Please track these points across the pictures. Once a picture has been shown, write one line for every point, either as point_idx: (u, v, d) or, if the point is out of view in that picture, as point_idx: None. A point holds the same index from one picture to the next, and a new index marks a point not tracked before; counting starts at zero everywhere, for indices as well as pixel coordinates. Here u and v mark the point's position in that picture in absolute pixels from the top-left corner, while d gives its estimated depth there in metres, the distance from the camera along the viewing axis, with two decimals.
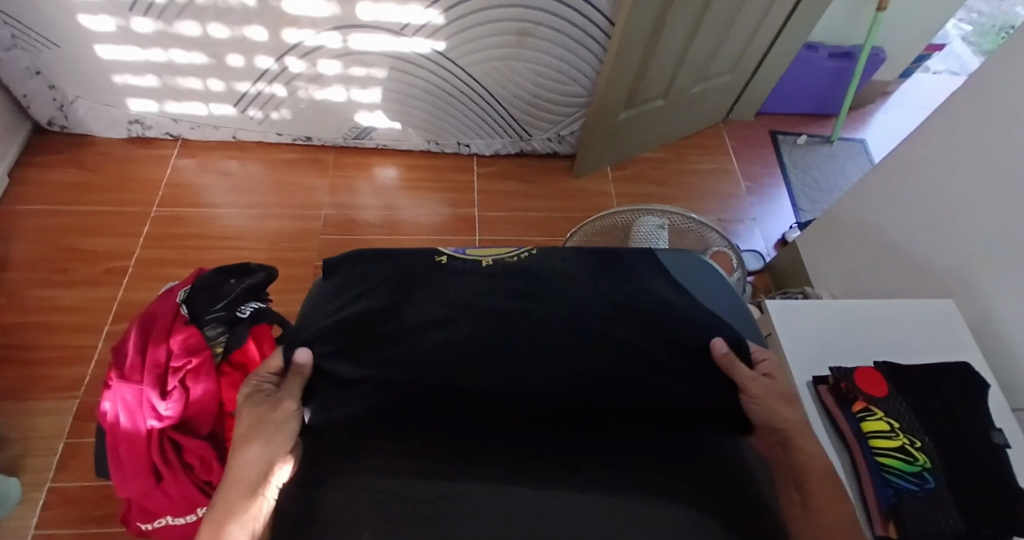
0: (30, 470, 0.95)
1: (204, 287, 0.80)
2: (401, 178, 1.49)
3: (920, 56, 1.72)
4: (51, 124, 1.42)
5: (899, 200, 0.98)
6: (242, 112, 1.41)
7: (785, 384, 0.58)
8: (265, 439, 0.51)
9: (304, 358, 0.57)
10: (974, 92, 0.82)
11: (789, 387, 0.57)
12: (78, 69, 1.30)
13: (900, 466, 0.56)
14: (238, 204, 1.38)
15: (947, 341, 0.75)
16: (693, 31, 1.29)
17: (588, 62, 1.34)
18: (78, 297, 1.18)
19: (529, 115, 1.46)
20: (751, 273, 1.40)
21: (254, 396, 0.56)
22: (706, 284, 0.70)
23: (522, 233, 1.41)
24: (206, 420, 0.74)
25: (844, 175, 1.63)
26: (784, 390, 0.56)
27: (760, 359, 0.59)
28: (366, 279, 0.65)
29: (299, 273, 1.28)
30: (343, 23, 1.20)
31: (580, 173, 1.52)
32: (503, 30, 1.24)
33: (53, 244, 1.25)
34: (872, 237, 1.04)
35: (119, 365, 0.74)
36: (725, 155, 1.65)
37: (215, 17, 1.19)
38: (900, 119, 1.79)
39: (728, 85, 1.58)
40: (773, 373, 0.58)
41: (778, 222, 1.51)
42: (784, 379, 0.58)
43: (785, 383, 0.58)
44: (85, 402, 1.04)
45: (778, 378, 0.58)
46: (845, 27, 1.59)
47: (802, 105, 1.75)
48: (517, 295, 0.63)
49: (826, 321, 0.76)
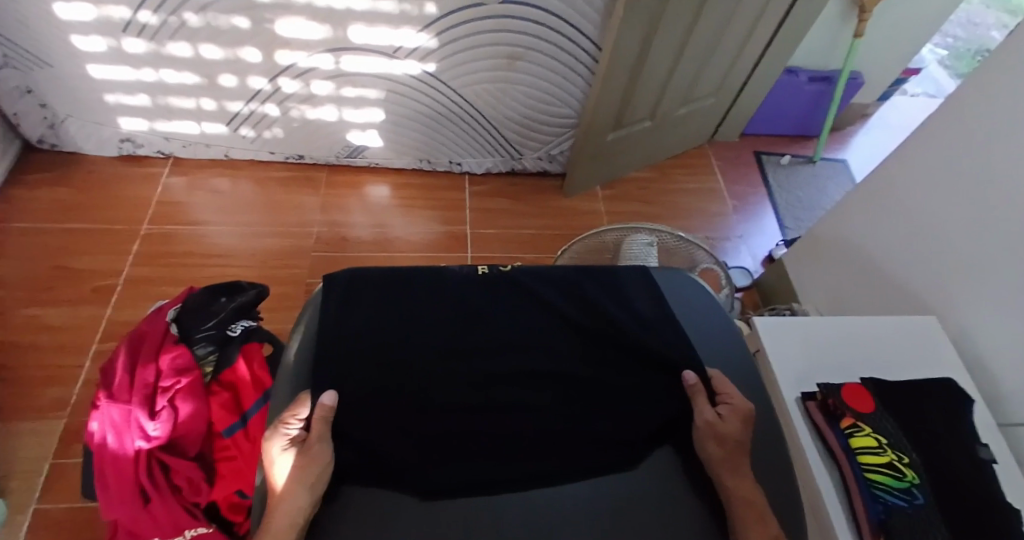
0: (11, 494, 0.92)
1: (195, 305, 0.80)
2: (393, 196, 1.50)
3: (896, 79, 1.78)
4: (41, 142, 1.41)
5: (879, 220, 1.01)
6: (234, 131, 1.42)
7: (736, 427, 0.54)
8: (290, 486, 0.47)
9: (328, 401, 0.53)
10: (947, 116, 0.86)
11: (738, 431, 0.53)
12: (70, 88, 1.30)
13: (888, 481, 0.56)
14: (230, 222, 1.38)
15: (930, 357, 0.77)
16: (678, 55, 1.33)
17: (577, 84, 1.37)
18: (65, 316, 1.16)
19: (520, 135, 1.49)
20: (739, 290, 1.42)
21: (279, 440, 0.51)
22: (696, 303, 0.71)
23: (515, 250, 1.42)
24: (194, 441, 0.72)
25: (827, 194, 1.67)
26: (724, 432, 0.53)
27: (727, 393, 0.59)
28: (365, 298, 0.64)
29: (290, 291, 1.27)
30: (337, 45, 1.22)
31: (571, 193, 1.55)
32: (494, 53, 1.27)
33: (39, 263, 1.24)
34: (854, 254, 1.07)
35: (107, 384, 0.73)
36: (712, 174, 1.69)
37: (209, 38, 1.20)
38: (880, 139, 1.85)
39: (713, 107, 1.63)
40: (728, 417, 0.55)
41: (765, 240, 1.54)
42: (737, 424, 0.54)
43: (737, 428, 0.54)
44: (70, 423, 1.02)
45: (728, 422, 0.54)
46: (823, 53, 1.65)
47: (786, 126, 1.80)
48: (509, 318, 0.65)
49: (811, 337, 0.77)
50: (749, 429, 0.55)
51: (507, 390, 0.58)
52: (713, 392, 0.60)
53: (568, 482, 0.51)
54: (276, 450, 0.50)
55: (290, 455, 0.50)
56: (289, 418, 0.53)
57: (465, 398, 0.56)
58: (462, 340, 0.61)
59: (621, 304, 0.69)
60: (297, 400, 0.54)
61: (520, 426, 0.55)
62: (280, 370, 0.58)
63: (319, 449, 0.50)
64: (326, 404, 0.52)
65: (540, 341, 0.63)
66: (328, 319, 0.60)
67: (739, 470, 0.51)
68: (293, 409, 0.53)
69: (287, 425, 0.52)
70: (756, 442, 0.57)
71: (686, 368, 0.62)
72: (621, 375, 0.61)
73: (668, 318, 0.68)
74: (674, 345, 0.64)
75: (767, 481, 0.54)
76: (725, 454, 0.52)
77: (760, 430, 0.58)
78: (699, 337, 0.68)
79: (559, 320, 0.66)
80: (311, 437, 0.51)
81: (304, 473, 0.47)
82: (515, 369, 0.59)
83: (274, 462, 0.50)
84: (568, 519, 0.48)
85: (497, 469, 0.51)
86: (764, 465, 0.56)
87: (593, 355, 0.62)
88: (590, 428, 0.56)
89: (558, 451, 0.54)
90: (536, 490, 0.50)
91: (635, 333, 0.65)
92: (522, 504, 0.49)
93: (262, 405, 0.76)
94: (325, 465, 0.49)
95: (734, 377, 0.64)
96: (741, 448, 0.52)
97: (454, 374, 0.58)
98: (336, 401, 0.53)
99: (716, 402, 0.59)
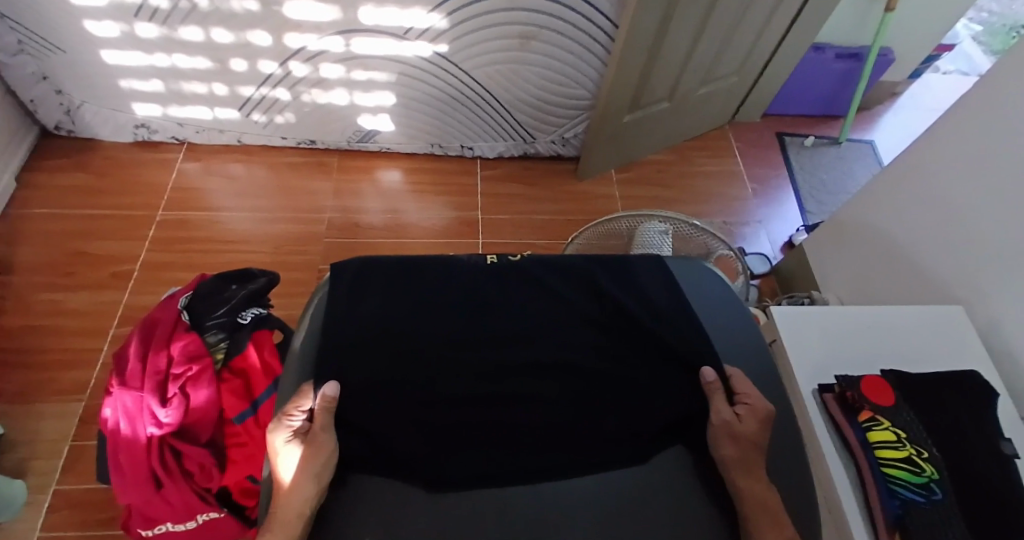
0: (36, 473, 0.96)
1: (206, 293, 0.81)
2: (405, 181, 1.49)
3: (929, 56, 1.70)
4: (58, 128, 1.43)
5: (907, 206, 0.96)
6: (246, 116, 1.42)
7: (754, 428, 0.52)
8: (296, 477, 0.47)
9: (330, 391, 0.52)
10: (984, 95, 0.81)
11: (755, 432, 0.52)
12: (85, 74, 1.31)
13: (907, 476, 0.54)
14: (243, 208, 1.38)
15: (957, 350, 0.74)
16: (698, 33, 1.28)
17: (591, 65, 1.33)
18: (84, 300, 1.19)
19: (533, 118, 1.46)
20: (757, 277, 1.37)
21: (283, 433, 0.52)
22: (711, 294, 0.69)
23: (527, 236, 1.40)
24: (206, 427, 0.74)
25: (852, 178, 1.61)
26: (741, 433, 0.52)
27: (746, 393, 0.57)
28: (370, 287, 0.63)
29: (302, 277, 1.28)
30: (346, 27, 1.20)
31: (584, 176, 1.52)
32: (506, 33, 1.23)
33: (59, 248, 1.26)
34: (880, 240, 1.03)
35: (120, 370, 0.74)
36: (731, 157, 1.64)
37: (219, 22, 1.19)
38: (910, 119, 1.77)
39: (734, 87, 1.57)
40: (746, 417, 0.54)
41: (785, 225, 1.49)
42: (755, 425, 0.53)
43: (755, 428, 0.52)
44: (91, 405, 1.05)
45: (747, 422, 0.53)
46: (852, 28, 1.58)
47: (810, 106, 1.73)
48: (518, 307, 0.63)
49: (832, 328, 0.74)
50: (767, 432, 0.53)
51: (514, 382, 0.57)
52: (732, 391, 0.58)
53: (575, 477, 0.50)
54: (281, 443, 0.51)
55: (295, 448, 0.50)
56: (292, 409, 0.53)
57: (471, 390, 0.56)
58: (469, 331, 0.60)
59: (633, 294, 0.67)
60: (300, 391, 0.54)
61: (527, 420, 0.54)
62: (287, 360, 0.58)
63: (324, 438, 0.50)
64: (327, 394, 0.52)
65: (550, 331, 0.62)
66: (333, 310, 0.60)
67: (752, 469, 0.50)
68: (295, 401, 0.53)
69: (290, 417, 0.52)
70: (774, 439, 0.55)
71: (705, 365, 0.60)
72: (632, 367, 0.60)
73: (681, 308, 0.66)
74: (686, 338, 0.63)
75: (781, 478, 0.53)
76: (740, 454, 0.50)
77: (778, 427, 0.56)
78: (714, 328, 0.66)
79: (568, 310, 0.64)
80: (314, 428, 0.50)
81: (308, 465, 0.47)
82: (523, 361, 0.58)
83: (279, 454, 0.50)
84: (574, 514, 0.47)
85: (502, 464, 0.51)
86: (779, 462, 0.54)
87: (603, 348, 0.61)
88: (598, 423, 0.54)
89: (567, 445, 0.53)
90: (542, 483, 0.50)
91: (646, 323, 0.63)
92: (526, 498, 0.48)
93: (272, 392, 0.77)
94: (330, 454, 0.49)
95: (748, 371, 0.62)
96: (755, 447, 0.51)
97: (461, 366, 0.57)
98: (337, 392, 0.53)
99: (733, 401, 0.58)
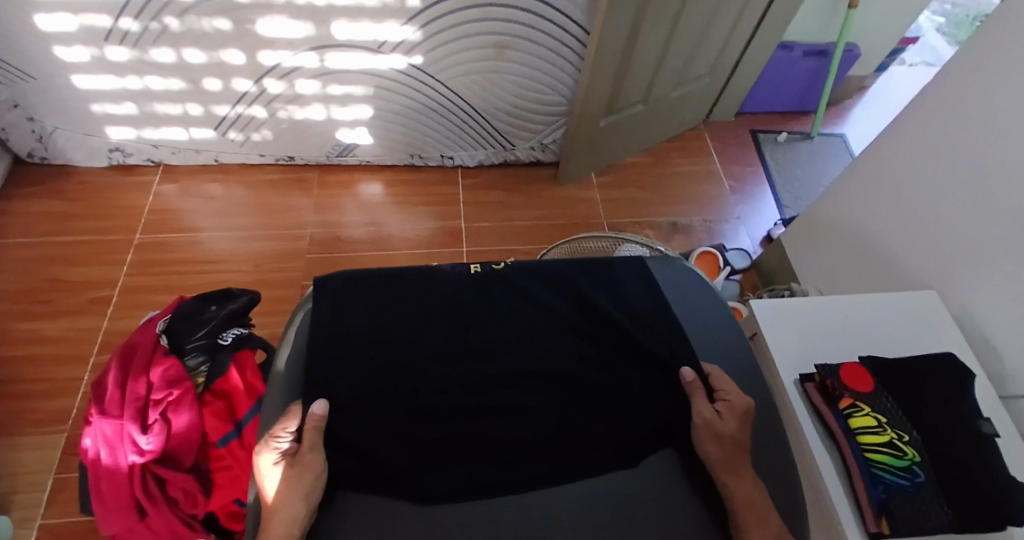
0: (18, 507, 0.93)
1: (183, 316, 0.79)
2: (387, 194, 1.49)
3: (895, 49, 1.75)
4: (31, 156, 1.40)
5: (880, 196, 0.98)
6: (222, 135, 1.41)
7: (733, 426, 0.53)
8: (286, 497, 0.46)
9: (318, 410, 0.52)
10: (945, 86, 0.83)
11: (735, 430, 0.53)
12: (56, 100, 1.29)
13: (889, 461, 0.55)
14: (224, 228, 1.37)
15: (932, 335, 0.76)
16: (669, 35, 1.30)
17: (566, 70, 1.35)
18: (63, 328, 1.17)
19: (511, 125, 1.47)
20: (739, 272, 1.39)
21: (269, 454, 0.51)
22: (692, 293, 0.70)
23: (510, 243, 1.41)
24: (188, 452, 0.73)
25: (826, 171, 1.65)
26: (721, 431, 0.53)
27: (723, 389, 0.58)
28: (353, 303, 0.63)
29: (287, 294, 1.27)
30: (320, 43, 1.20)
31: (565, 181, 1.53)
32: (480, 43, 1.24)
33: (36, 276, 1.24)
34: (853, 230, 1.05)
35: (99, 399, 0.73)
36: (708, 156, 1.66)
37: (191, 42, 1.18)
38: (879, 112, 1.81)
39: (707, 87, 1.60)
40: (725, 414, 0.54)
41: (763, 220, 1.52)
42: (734, 422, 0.53)
43: (734, 427, 0.53)
44: (72, 435, 1.02)
45: (726, 420, 0.54)
46: (818, 26, 1.62)
47: (782, 103, 1.77)
48: (500, 316, 0.64)
49: (810, 319, 0.76)
50: (747, 429, 0.54)
51: (497, 393, 0.57)
52: (711, 389, 0.59)
53: (562, 483, 0.51)
54: (267, 466, 0.50)
55: (281, 468, 0.49)
56: (279, 431, 0.52)
57: (456, 401, 0.56)
58: (453, 343, 0.60)
59: (614, 296, 0.68)
60: (286, 412, 0.53)
61: (515, 429, 0.54)
62: (270, 380, 0.57)
63: (313, 457, 0.49)
64: (316, 413, 0.52)
65: (533, 339, 0.62)
66: (316, 329, 0.59)
67: (738, 465, 0.50)
68: (282, 423, 0.52)
69: (277, 439, 0.52)
70: (756, 434, 0.56)
71: (682, 366, 0.61)
72: (615, 370, 0.60)
73: (660, 309, 0.67)
74: (668, 339, 0.64)
75: (765, 472, 0.54)
76: (725, 453, 0.51)
77: (760, 421, 0.57)
78: (693, 327, 0.67)
79: (549, 315, 0.65)
80: (303, 447, 0.50)
81: (296, 485, 0.47)
82: (506, 369, 0.59)
83: (265, 476, 0.49)
84: (565, 520, 0.48)
85: (486, 474, 0.50)
86: (763, 456, 0.55)
87: (587, 353, 0.62)
88: (583, 429, 0.55)
89: (554, 451, 0.53)
90: (531, 492, 0.50)
91: (627, 325, 0.64)
92: (515, 508, 0.48)
93: (255, 413, 0.76)
94: (319, 475, 0.49)
95: (729, 368, 0.63)
96: (739, 445, 0.52)
97: (444, 379, 0.57)
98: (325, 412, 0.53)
99: (713, 399, 0.58)
